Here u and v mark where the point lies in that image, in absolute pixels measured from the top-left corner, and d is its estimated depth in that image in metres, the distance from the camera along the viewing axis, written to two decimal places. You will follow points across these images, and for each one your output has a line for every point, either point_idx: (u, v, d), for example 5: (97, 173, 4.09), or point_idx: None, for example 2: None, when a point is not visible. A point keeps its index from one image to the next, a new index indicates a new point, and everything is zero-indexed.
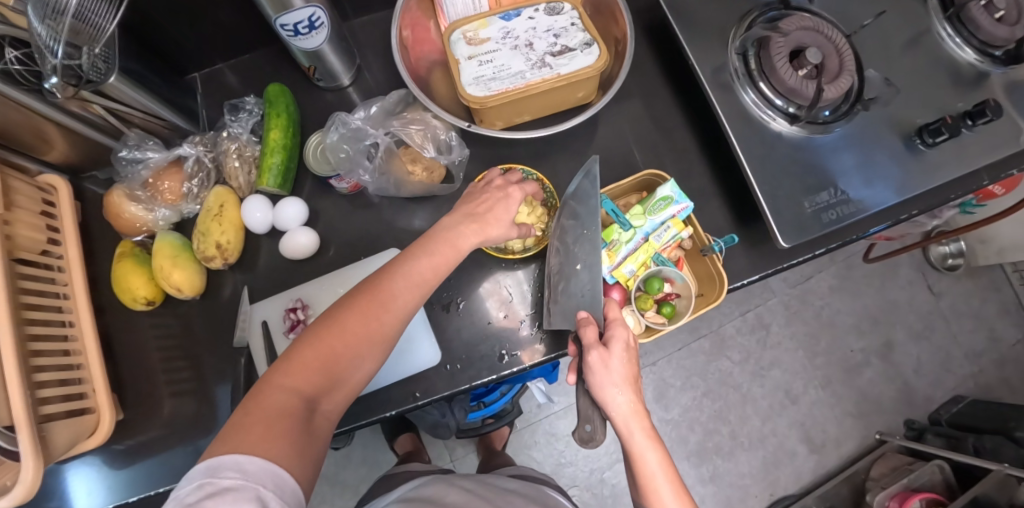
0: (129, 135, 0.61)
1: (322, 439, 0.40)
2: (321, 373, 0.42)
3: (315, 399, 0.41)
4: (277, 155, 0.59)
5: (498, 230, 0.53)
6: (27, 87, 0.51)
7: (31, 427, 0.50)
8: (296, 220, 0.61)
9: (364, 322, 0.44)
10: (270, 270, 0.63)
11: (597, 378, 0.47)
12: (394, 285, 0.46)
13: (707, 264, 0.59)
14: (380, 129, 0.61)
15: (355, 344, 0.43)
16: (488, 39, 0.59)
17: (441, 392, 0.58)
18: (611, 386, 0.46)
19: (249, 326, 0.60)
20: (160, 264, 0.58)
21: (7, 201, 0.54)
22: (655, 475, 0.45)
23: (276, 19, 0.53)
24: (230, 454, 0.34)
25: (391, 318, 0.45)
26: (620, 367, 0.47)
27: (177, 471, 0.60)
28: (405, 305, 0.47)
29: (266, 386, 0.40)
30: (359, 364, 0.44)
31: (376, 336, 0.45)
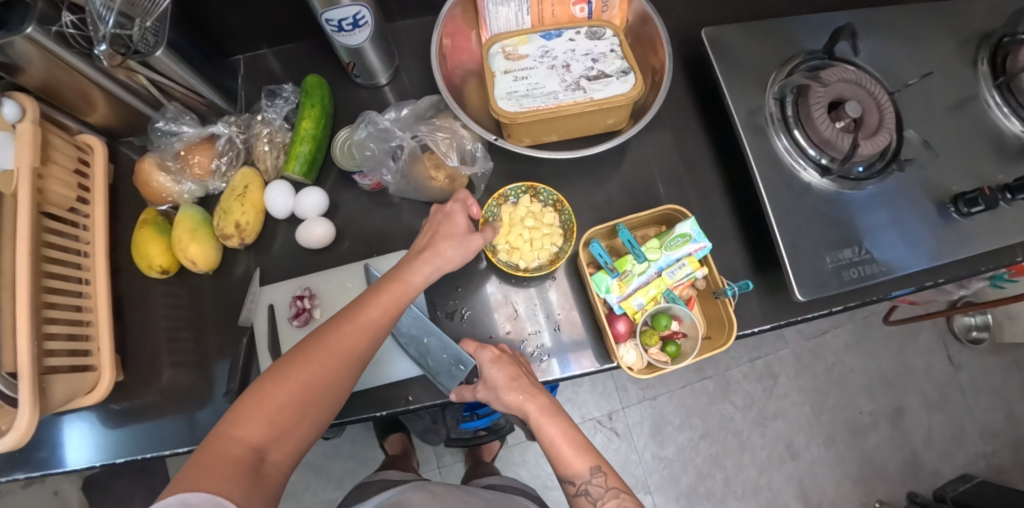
0: (168, 108, 0.62)
1: (274, 485, 0.41)
2: (275, 423, 0.42)
3: (266, 447, 0.41)
4: (306, 145, 0.60)
5: (448, 258, 0.51)
6: (78, 50, 0.53)
7: (32, 376, 0.51)
8: (315, 210, 0.61)
9: (320, 370, 0.44)
10: (283, 255, 0.64)
11: (493, 392, 0.52)
12: (344, 327, 0.46)
13: (719, 307, 0.58)
14: (408, 131, 0.61)
15: (307, 392, 0.43)
16: (527, 56, 0.60)
17: (433, 400, 0.58)
18: (503, 394, 0.52)
19: (256, 308, 0.61)
20: (179, 235, 0.59)
21: (43, 156, 0.57)
22: (560, 443, 0.50)
23: (322, 13, 0.54)
24: (175, 494, 0.34)
25: (343, 359, 0.45)
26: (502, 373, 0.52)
27: (171, 438, 0.61)
28: (357, 348, 0.46)
29: (218, 438, 0.40)
30: (312, 409, 0.44)
31: (328, 381, 0.44)
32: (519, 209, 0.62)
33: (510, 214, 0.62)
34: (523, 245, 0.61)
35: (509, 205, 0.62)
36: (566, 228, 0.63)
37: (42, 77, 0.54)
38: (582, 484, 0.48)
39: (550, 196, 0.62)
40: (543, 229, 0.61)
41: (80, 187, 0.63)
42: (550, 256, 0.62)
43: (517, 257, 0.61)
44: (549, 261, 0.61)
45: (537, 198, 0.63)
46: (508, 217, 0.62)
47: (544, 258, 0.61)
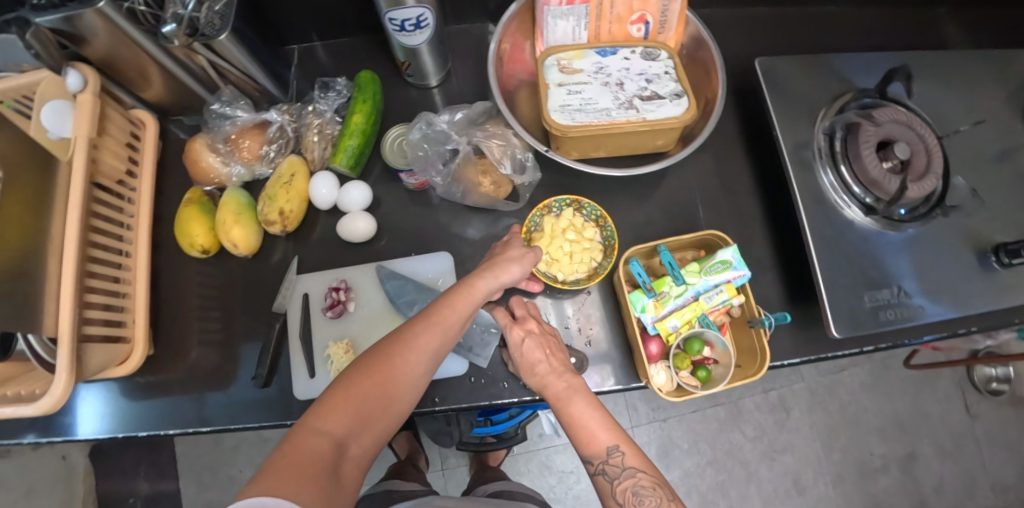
0: (224, 91, 0.63)
1: (352, 486, 0.40)
2: (355, 418, 0.42)
3: (345, 442, 0.41)
4: (354, 139, 0.61)
5: (511, 271, 0.53)
6: (144, 27, 0.54)
7: (70, 343, 0.52)
8: (358, 205, 0.62)
9: (398, 369, 0.45)
10: (320, 245, 0.64)
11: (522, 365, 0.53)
12: (422, 327, 0.47)
13: (752, 337, 0.57)
14: (463, 135, 0.63)
15: (387, 389, 0.44)
16: (581, 70, 0.61)
17: (458, 403, 0.59)
18: (533, 366, 0.52)
19: (290, 295, 0.62)
20: (224, 218, 0.60)
21: (99, 127, 0.58)
22: (587, 422, 0.49)
23: (386, 12, 0.55)
24: (259, 496, 0.34)
25: (420, 359, 0.46)
26: (535, 348, 0.53)
27: (183, 419, 0.61)
28: (432, 350, 0.47)
29: (302, 429, 0.40)
30: (389, 406, 0.44)
31: (404, 379, 0.45)
32: (562, 219, 0.62)
33: (552, 225, 0.62)
34: (563, 257, 0.61)
35: (551, 216, 0.62)
36: (607, 244, 0.63)
37: (106, 50, 0.55)
38: (600, 464, 0.48)
39: (593, 211, 0.63)
40: (584, 244, 0.62)
41: (129, 161, 0.64)
42: (588, 271, 0.62)
43: (556, 269, 0.61)
44: (587, 276, 0.62)
45: (579, 212, 0.64)
46: (551, 228, 0.62)
47: (583, 272, 0.62)
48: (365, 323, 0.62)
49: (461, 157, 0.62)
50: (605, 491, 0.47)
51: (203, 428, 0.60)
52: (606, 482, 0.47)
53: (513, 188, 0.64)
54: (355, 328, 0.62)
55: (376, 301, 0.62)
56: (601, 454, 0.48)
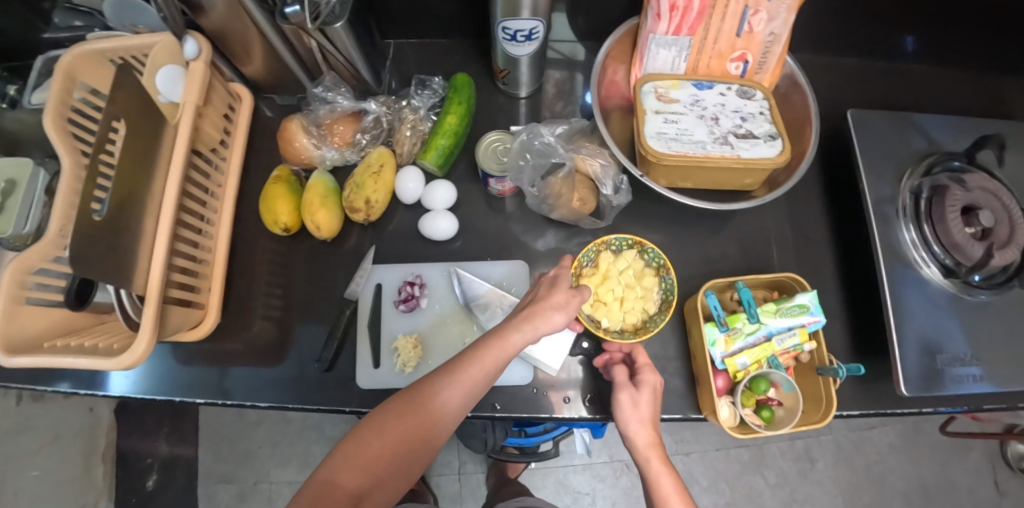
0: (327, 77, 0.65)
1: None
2: (372, 473, 0.44)
3: (362, 495, 0.43)
4: (445, 138, 0.62)
5: (548, 323, 0.51)
6: (265, 6, 0.55)
7: (156, 302, 0.52)
8: (442, 204, 0.63)
9: (415, 426, 0.45)
10: (396, 237, 0.65)
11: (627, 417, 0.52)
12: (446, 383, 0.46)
13: (819, 384, 0.57)
14: (569, 150, 0.62)
15: (403, 447, 0.45)
16: (677, 100, 0.62)
17: (519, 412, 0.59)
18: (638, 424, 0.52)
19: (364, 284, 0.63)
20: (311, 200, 0.61)
21: (206, 96, 0.60)
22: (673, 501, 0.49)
23: (502, 21, 0.57)
24: None
25: (440, 417, 0.46)
26: (648, 406, 0.52)
27: (208, 387, 0.61)
28: (455, 406, 0.47)
29: (322, 481, 0.43)
30: (405, 462, 0.45)
31: (421, 437, 0.45)
32: (616, 265, 0.62)
33: (605, 266, 0.62)
34: (608, 305, 0.60)
35: (607, 254, 0.62)
36: (664, 298, 0.61)
37: (221, 23, 0.57)
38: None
39: (657, 259, 0.61)
40: (635, 294, 0.61)
41: (223, 133, 0.65)
42: (633, 325, 0.60)
43: (602, 314, 0.60)
44: (632, 329, 0.60)
45: (642, 255, 0.62)
46: (604, 267, 0.62)
47: (627, 325, 0.60)
48: (435, 319, 0.62)
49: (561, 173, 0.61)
50: None
51: (222, 399, 0.60)
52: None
53: (599, 206, 0.64)
54: (425, 324, 0.62)
55: (447, 299, 0.63)
56: None
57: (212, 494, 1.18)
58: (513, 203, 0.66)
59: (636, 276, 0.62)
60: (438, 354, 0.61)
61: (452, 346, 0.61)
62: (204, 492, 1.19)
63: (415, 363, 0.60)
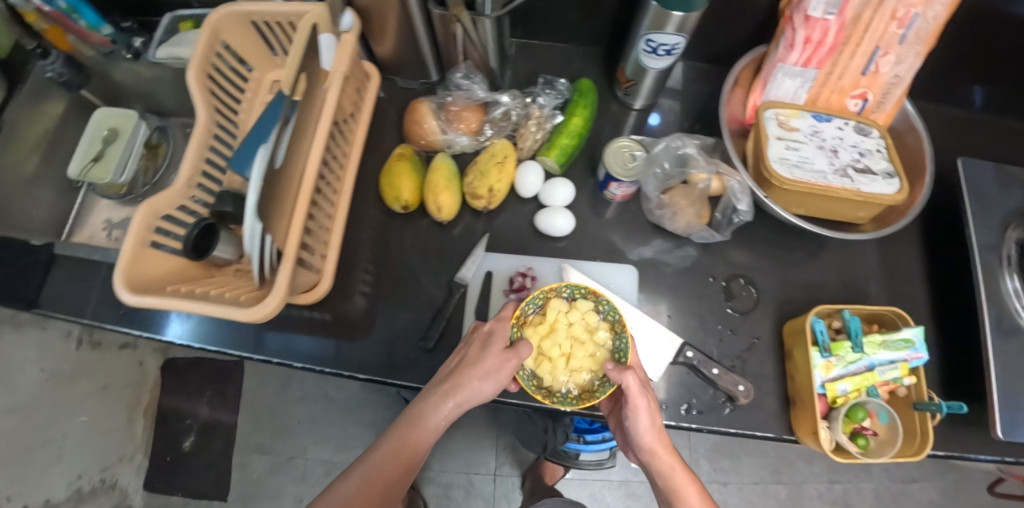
0: (461, 66, 0.67)
1: None
2: None
3: None
4: (569, 138, 0.64)
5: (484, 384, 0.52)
6: None
7: (291, 257, 0.53)
8: (559, 202, 0.64)
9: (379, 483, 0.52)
10: (505, 228, 0.67)
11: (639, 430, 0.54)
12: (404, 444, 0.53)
13: (915, 419, 0.57)
14: (709, 164, 0.63)
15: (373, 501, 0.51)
16: (798, 129, 0.64)
17: (617, 412, 0.60)
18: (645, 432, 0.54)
19: (475, 270, 0.64)
20: (435, 181, 0.62)
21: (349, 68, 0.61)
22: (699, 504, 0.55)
23: (647, 33, 0.60)
24: None
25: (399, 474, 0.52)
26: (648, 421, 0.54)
27: (245, 344, 0.63)
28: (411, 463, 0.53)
29: None
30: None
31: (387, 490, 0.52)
32: (569, 315, 0.59)
33: (553, 316, 0.59)
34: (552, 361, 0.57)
35: (557, 303, 0.58)
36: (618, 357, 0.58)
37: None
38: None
39: (612, 314, 0.58)
40: (585, 351, 0.58)
41: (352, 106, 0.67)
42: (581, 386, 0.57)
43: (545, 371, 0.57)
44: (578, 392, 0.56)
45: (597, 307, 0.59)
46: (552, 318, 0.59)
47: (574, 385, 0.57)
48: None
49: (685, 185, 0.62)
50: None
51: (257, 355, 0.62)
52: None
53: (714, 219, 0.66)
54: None
55: None
56: None
57: (246, 462, 1.20)
58: (615, 209, 0.68)
59: (588, 331, 0.59)
60: None
61: None
62: (237, 460, 1.20)
63: None
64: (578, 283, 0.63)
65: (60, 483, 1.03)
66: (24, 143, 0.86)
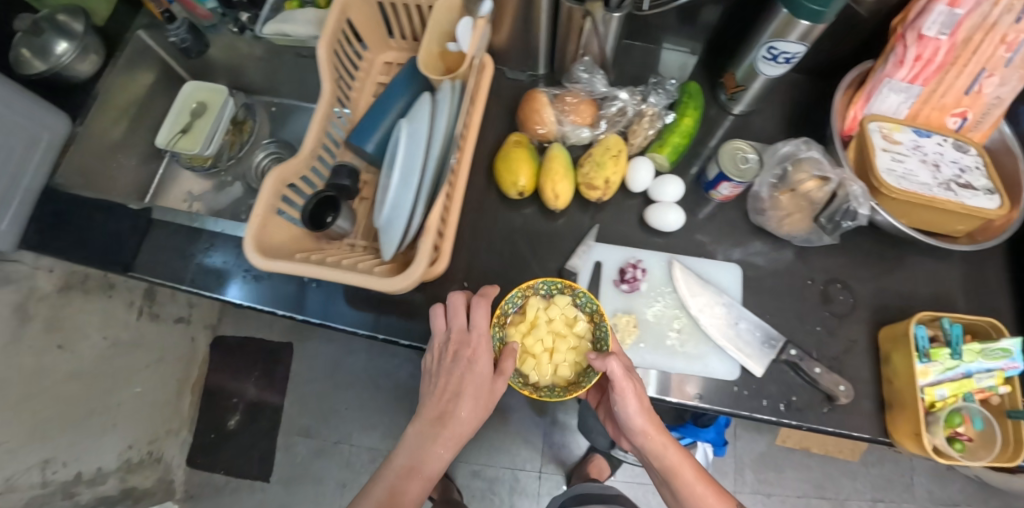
0: (586, 61, 0.68)
1: None
2: None
3: None
4: (680, 137, 0.67)
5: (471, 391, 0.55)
6: None
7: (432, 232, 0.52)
8: (669, 198, 0.66)
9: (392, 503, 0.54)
10: (608, 221, 0.68)
11: (628, 411, 0.56)
12: (410, 467, 0.55)
13: (1011, 426, 0.59)
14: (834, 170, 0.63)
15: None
16: (901, 143, 0.67)
17: (721, 406, 0.61)
18: (634, 415, 0.56)
19: (586, 259, 0.66)
20: (553, 170, 0.63)
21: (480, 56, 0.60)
22: (693, 479, 0.57)
23: (771, 41, 0.62)
24: None
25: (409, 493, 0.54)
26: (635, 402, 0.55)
27: (290, 302, 0.67)
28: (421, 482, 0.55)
29: None
30: None
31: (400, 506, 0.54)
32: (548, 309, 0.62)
33: (533, 313, 0.62)
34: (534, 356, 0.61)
35: (535, 300, 0.62)
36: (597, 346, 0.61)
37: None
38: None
39: (589, 303, 0.61)
40: (567, 344, 0.62)
41: None
42: (566, 379, 0.61)
43: (530, 367, 0.61)
44: (564, 384, 0.60)
45: (575, 301, 0.62)
46: (533, 314, 0.63)
47: (560, 379, 0.61)
48: (651, 304, 0.64)
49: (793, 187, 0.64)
50: None
51: (298, 311, 0.67)
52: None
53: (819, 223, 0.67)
54: (641, 306, 0.64)
55: (663, 287, 0.65)
56: None
57: (290, 445, 1.20)
58: (713, 210, 0.70)
59: (568, 324, 0.62)
60: (653, 336, 0.63)
61: (666, 332, 0.63)
62: (281, 442, 1.21)
63: (631, 341, 0.62)
64: (688, 277, 0.65)
65: (112, 452, 1.04)
66: (116, 111, 0.87)
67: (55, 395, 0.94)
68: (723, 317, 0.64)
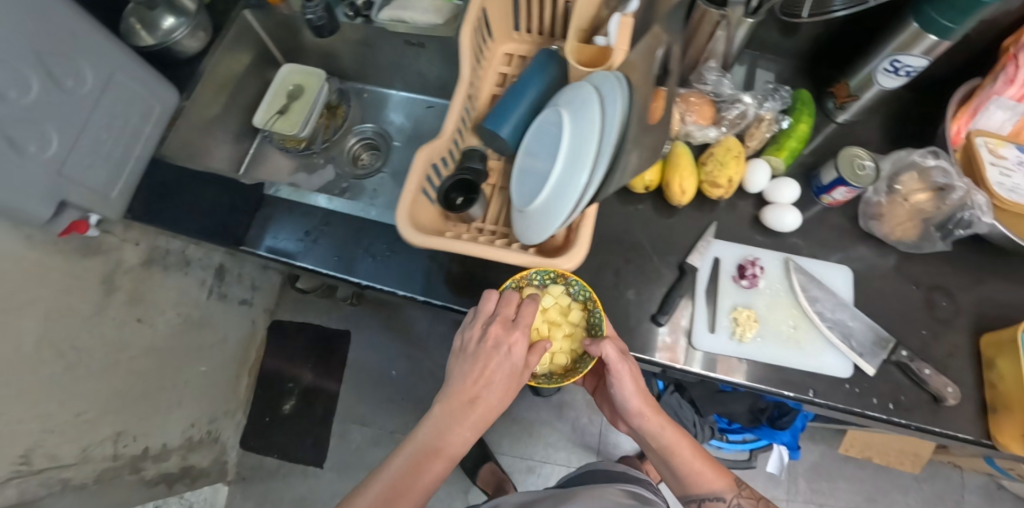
0: (710, 64, 0.69)
1: None
2: None
3: None
4: (796, 142, 0.69)
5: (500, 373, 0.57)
6: None
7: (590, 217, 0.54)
8: (787, 199, 0.68)
9: (419, 481, 0.54)
10: (720, 220, 0.70)
11: (623, 392, 0.61)
12: (441, 443, 0.55)
13: None
14: (959, 178, 0.64)
15: (400, 494, 0.52)
16: (1008, 157, 0.69)
17: (834, 402, 0.64)
18: (630, 396, 0.61)
19: (705, 254, 0.68)
20: (681, 167, 0.65)
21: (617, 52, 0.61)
22: (689, 457, 0.63)
23: (896, 54, 0.64)
24: None
25: (432, 472, 0.54)
26: (631, 385, 0.60)
27: (335, 265, 0.72)
28: (444, 460, 0.55)
29: None
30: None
31: (422, 484, 0.54)
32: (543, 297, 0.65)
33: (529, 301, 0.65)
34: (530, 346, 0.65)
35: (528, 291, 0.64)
36: (592, 330, 0.63)
37: None
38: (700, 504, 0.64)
39: (582, 291, 0.63)
40: (562, 332, 0.65)
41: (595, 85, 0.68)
42: (563, 366, 0.65)
43: None
44: (561, 371, 0.64)
45: (567, 289, 0.65)
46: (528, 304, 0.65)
47: (556, 367, 0.65)
48: (768, 299, 0.67)
49: (908, 196, 0.67)
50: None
51: (346, 274, 0.70)
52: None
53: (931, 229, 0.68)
54: (757, 301, 0.66)
55: (779, 284, 0.67)
56: (712, 493, 0.63)
57: (345, 432, 1.21)
58: (817, 214, 0.73)
59: (563, 312, 0.65)
60: (772, 331, 0.65)
61: (785, 328, 0.65)
62: (336, 429, 1.21)
63: (752, 335, 0.64)
64: (804, 275, 0.67)
65: (175, 429, 1.05)
66: (217, 91, 0.88)
67: (129, 369, 0.94)
68: (837, 316, 0.66)
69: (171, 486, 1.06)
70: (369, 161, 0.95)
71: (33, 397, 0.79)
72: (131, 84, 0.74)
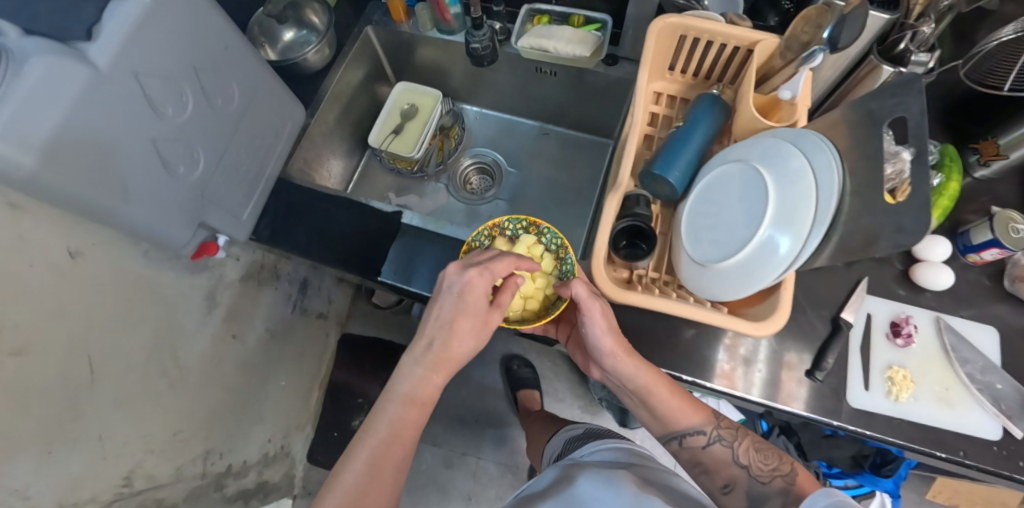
0: None
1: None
2: (370, 467, 0.56)
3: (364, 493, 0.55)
4: (948, 199, 0.70)
5: (470, 322, 0.58)
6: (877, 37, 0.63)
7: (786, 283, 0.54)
8: (940, 257, 0.68)
9: (402, 432, 0.58)
10: (866, 274, 0.70)
11: (592, 332, 0.61)
12: (416, 395, 0.58)
13: None
14: None
15: (387, 445, 0.57)
16: None
17: (983, 464, 0.63)
18: (600, 336, 0.61)
19: (859, 311, 0.68)
20: None
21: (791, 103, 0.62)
22: (667, 400, 0.63)
23: None
24: None
25: (412, 424, 0.58)
26: (599, 325, 0.60)
27: (398, 275, 0.71)
28: (421, 408, 0.58)
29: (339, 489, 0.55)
30: (396, 464, 0.57)
31: (402, 433, 0.58)
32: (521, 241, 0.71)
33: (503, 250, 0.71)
34: None
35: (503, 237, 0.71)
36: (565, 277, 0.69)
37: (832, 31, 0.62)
38: (680, 440, 0.64)
39: (555, 239, 0.70)
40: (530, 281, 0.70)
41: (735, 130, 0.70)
42: (534, 312, 0.70)
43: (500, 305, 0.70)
44: (533, 316, 0.69)
45: (540, 237, 0.71)
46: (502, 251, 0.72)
47: (529, 312, 0.69)
48: (919, 359, 0.67)
49: None
50: (701, 444, 0.63)
51: (403, 284, 0.70)
52: (683, 445, 0.64)
53: None
54: (910, 360, 0.66)
55: (931, 344, 0.67)
56: (688, 427, 0.63)
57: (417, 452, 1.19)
58: (960, 270, 0.72)
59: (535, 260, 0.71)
60: (925, 391, 0.65)
61: (938, 389, 0.65)
62: None
63: (907, 395, 0.64)
64: (956, 337, 0.66)
65: (255, 445, 1.02)
66: (333, 107, 0.86)
67: (221, 383, 0.91)
68: (989, 379, 0.65)
69: (247, 503, 1.03)
70: (479, 186, 0.94)
71: (138, 413, 0.76)
72: (267, 102, 0.71)
